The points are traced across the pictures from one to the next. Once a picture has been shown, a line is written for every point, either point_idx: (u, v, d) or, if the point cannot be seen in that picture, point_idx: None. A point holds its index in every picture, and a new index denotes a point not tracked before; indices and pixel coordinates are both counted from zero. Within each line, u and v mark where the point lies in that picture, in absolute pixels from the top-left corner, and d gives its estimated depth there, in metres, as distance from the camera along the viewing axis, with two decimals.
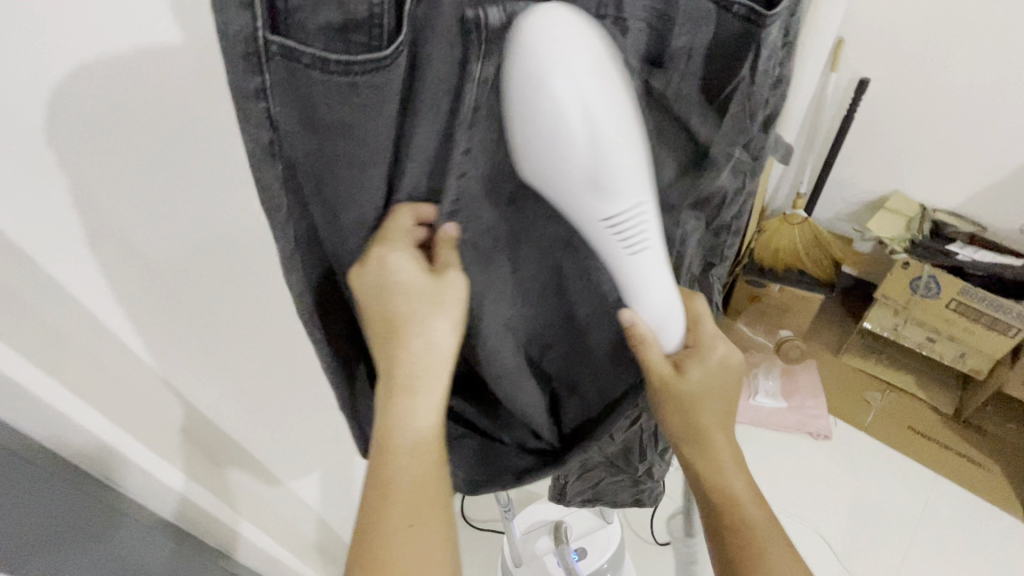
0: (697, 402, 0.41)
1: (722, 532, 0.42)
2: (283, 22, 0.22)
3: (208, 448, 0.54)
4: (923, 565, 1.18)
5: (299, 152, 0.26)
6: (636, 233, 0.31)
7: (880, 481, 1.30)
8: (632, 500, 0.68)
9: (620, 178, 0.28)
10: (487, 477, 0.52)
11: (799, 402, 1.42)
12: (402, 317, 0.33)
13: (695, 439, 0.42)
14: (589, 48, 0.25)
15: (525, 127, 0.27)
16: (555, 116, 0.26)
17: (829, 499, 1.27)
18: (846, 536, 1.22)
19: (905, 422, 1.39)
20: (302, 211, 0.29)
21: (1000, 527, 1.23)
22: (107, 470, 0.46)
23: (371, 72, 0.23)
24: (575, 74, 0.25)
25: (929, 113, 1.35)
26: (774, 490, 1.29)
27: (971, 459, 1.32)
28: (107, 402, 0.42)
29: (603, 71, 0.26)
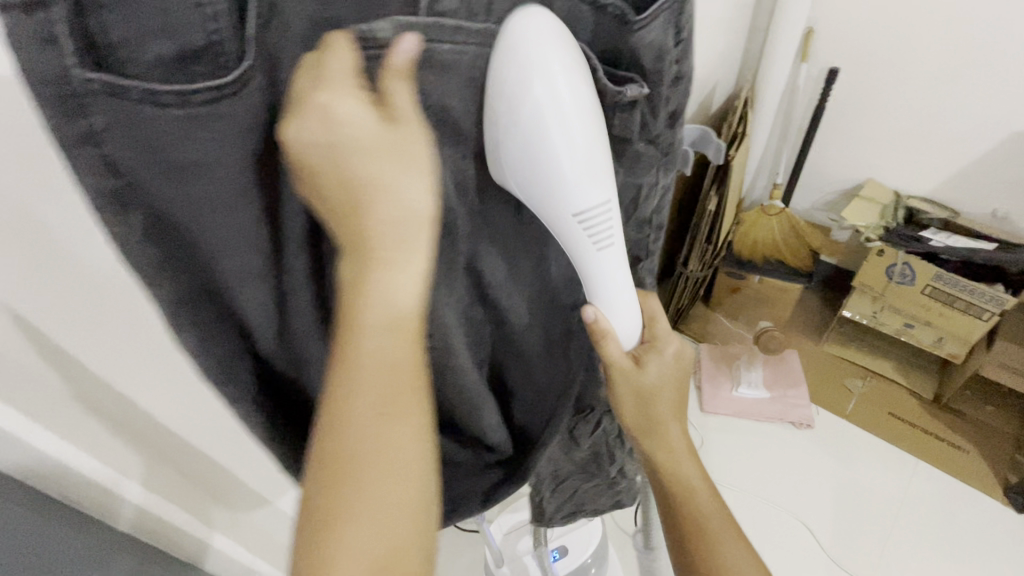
0: (654, 392, 0.43)
1: (674, 509, 0.49)
2: (104, 55, 0.18)
3: (185, 471, 0.53)
4: (907, 549, 1.19)
5: (169, 203, 0.22)
6: (603, 229, 0.33)
7: (861, 468, 1.31)
8: (613, 503, 0.70)
9: (588, 175, 0.30)
10: (452, 507, 0.51)
11: (781, 392, 1.43)
12: (351, 333, 0.27)
13: (652, 430, 0.46)
14: (562, 49, 0.27)
15: (502, 130, 0.28)
16: (533, 116, 0.28)
17: (813, 488, 1.28)
18: (831, 524, 1.23)
19: (885, 408, 1.40)
20: (193, 272, 0.24)
21: (981, 509, 1.24)
22: (99, 505, 0.45)
23: (218, 100, 0.20)
24: (554, 73, 0.27)
25: (899, 99, 1.36)
26: (759, 480, 1.30)
27: (952, 442, 1.33)
28: (84, 437, 0.41)
29: (575, 71, 0.28)
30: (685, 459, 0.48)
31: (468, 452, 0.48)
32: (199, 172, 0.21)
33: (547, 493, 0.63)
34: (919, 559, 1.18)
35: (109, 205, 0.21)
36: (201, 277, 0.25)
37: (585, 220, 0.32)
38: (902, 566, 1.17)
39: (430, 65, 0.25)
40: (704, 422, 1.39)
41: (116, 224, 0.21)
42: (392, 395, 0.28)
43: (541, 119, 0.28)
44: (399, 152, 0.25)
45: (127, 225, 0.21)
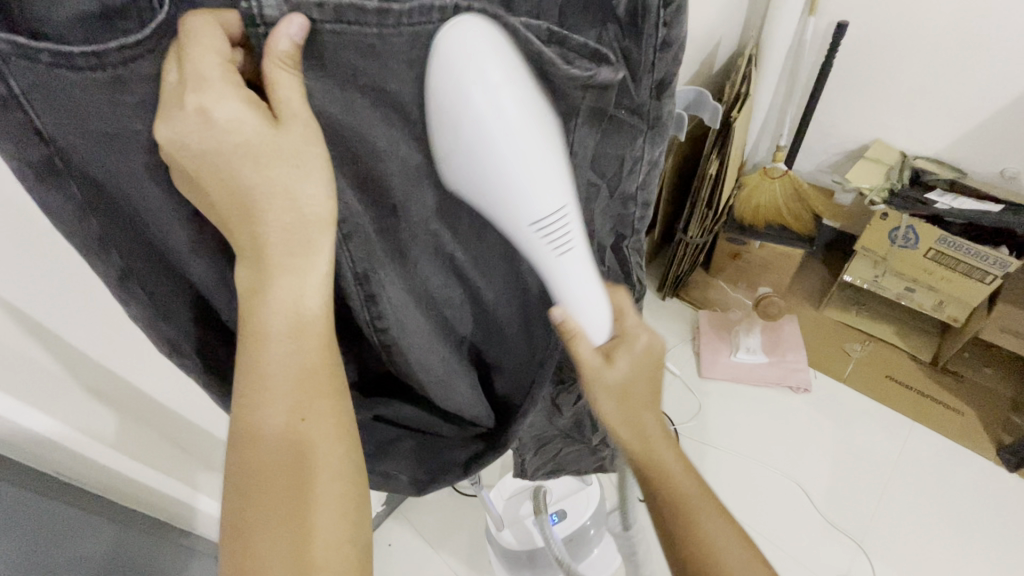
0: (623, 386, 0.44)
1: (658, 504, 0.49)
2: (19, 19, 0.21)
3: (143, 421, 0.58)
4: (898, 508, 1.21)
5: (96, 168, 0.26)
6: (561, 237, 0.33)
7: (857, 430, 1.33)
8: (594, 466, 0.72)
9: (542, 186, 0.30)
10: (435, 474, 0.54)
11: (780, 357, 1.43)
12: (263, 327, 0.31)
13: (628, 421, 0.46)
14: (499, 56, 0.27)
15: (446, 135, 0.29)
16: (476, 125, 0.28)
17: (808, 450, 1.30)
18: (824, 486, 1.25)
19: (883, 371, 1.41)
20: (130, 236, 0.29)
21: (975, 469, 1.25)
22: (36, 455, 0.50)
23: (132, 61, 0.23)
24: (489, 82, 0.27)
25: (909, 55, 1.31)
26: (755, 443, 1.32)
27: (949, 405, 1.34)
28: (27, 390, 0.45)
29: (514, 78, 0.28)
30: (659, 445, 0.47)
31: (451, 427, 0.51)
32: (119, 140, 0.25)
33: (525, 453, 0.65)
34: (910, 519, 1.20)
35: (40, 173, 0.24)
36: (143, 242, 0.29)
37: (542, 232, 0.33)
38: (893, 525, 1.19)
39: (366, 52, 0.26)
40: (701, 389, 1.41)
41: (47, 191, 0.25)
42: (311, 392, 0.33)
43: (483, 133, 0.28)
44: (288, 152, 0.27)
45: (62, 191, 0.25)
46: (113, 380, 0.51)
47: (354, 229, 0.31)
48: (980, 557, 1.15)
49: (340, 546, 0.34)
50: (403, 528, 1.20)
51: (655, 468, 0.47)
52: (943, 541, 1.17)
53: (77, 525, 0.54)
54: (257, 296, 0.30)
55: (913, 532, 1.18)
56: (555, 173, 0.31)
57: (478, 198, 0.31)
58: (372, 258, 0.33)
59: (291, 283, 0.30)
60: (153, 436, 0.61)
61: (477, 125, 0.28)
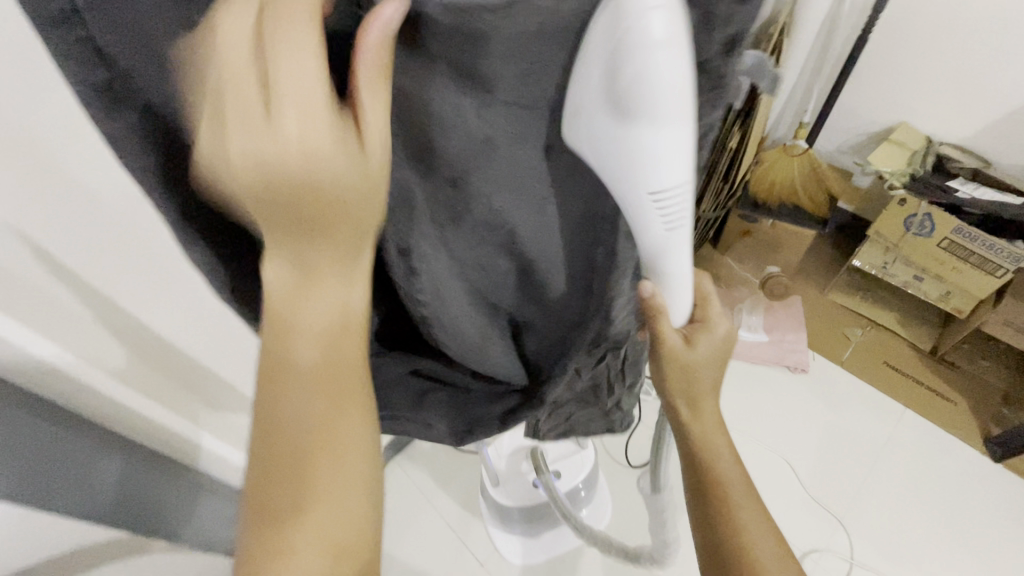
0: (697, 368, 0.45)
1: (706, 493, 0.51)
2: None
3: (146, 354, 0.59)
4: (880, 489, 1.25)
5: (156, 94, 0.25)
6: (676, 211, 0.31)
7: (850, 412, 1.35)
8: (604, 428, 0.72)
9: (670, 159, 0.28)
10: (470, 426, 0.54)
11: (781, 336, 1.44)
12: (279, 305, 0.30)
13: (693, 404, 0.48)
14: (668, 19, 0.24)
15: (585, 85, 0.26)
16: (626, 92, 0.25)
17: (799, 428, 1.33)
18: (811, 462, 1.28)
19: (880, 356, 1.42)
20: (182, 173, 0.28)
21: (961, 456, 1.28)
22: (44, 384, 0.50)
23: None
24: (649, 38, 0.24)
25: (949, 34, 1.25)
26: (748, 418, 1.34)
27: (943, 394, 1.36)
28: (37, 316, 0.46)
29: (675, 39, 0.24)
30: (716, 437, 0.49)
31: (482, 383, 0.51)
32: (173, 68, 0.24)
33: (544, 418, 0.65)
34: (891, 500, 1.24)
35: (100, 94, 0.24)
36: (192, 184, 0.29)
37: (660, 202, 0.30)
38: (872, 504, 1.23)
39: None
40: None
41: (114, 114, 0.24)
42: (325, 377, 0.31)
43: (644, 101, 0.26)
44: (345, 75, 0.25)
45: (122, 118, 0.25)
46: (111, 305, 0.51)
47: (403, 201, 0.32)
48: (953, 540, 1.19)
49: (345, 520, 0.33)
50: (400, 476, 1.23)
51: (710, 458, 0.50)
52: (921, 522, 1.21)
53: (102, 457, 0.56)
54: (304, 282, 0.30)
55: (893, 511, 1.22)
56: (686, 143, 0.28)
57: (609, 171, 0.30)
58: (412, 226, 0.33)
59: (324, 260, 0.29)
60: (155, 370, 0.61)
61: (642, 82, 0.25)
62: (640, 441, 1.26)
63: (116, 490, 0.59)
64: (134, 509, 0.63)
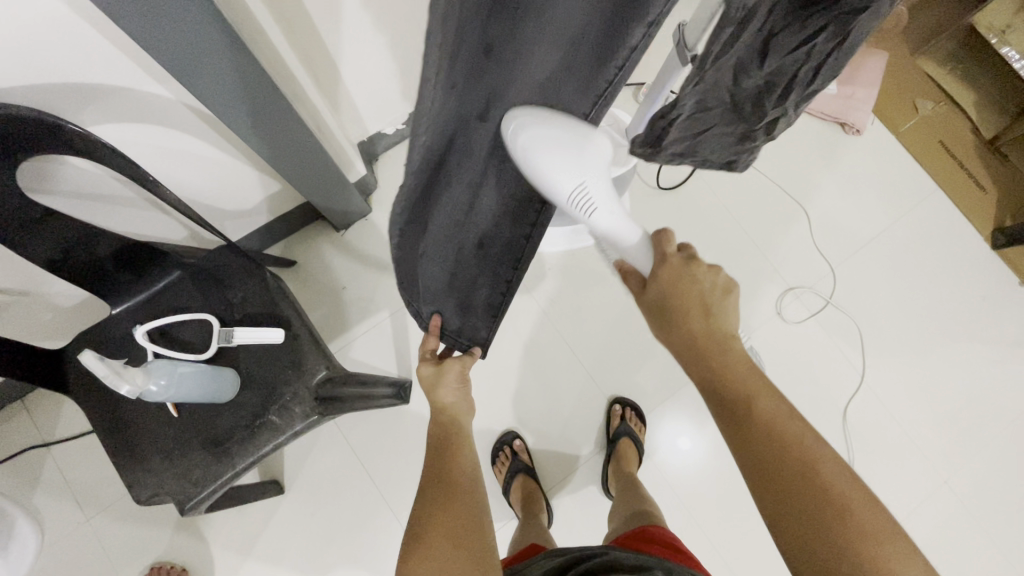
0: (681, 286, 0.58)
1: (741, 417, 0.52)
2: None
3: None
4: (878, 252, 1.29)
5: None
6: (580, 198, 0.56)
7: (865, 198, 1.32)
8: (724, 162, 0.64)
9: (550, 174, 0.52)
10: (704, 130, 0.58)
11: (849, 93, 1.32)
12: None
13: (701, 347, 0.56)
14: (521, 131, 0.49)
15: (521, 156, 0.50)
16: (524, 159, 0.51)
17: (811, 193, 1.32)
18: (806, 231, 1.29)
19: (938, 135, 1.31)
20: None
21: (961, 247, 1.29)
22: None
23: None
24: (517, 131, 0.49)
25: None
26: (765, 171, 1.32)
27: (976, 182, 1.30)
28: None
29: (537, 121, 0.49)
30: (739, 368, 0.54)
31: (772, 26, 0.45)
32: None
33: (672, 154, 0.60)
34: (879, 270, 1.28)
35: None
36: None
37: (569, 199, 0.56)
38: (867, 263, 1.28)
39: None
40: None
41: None
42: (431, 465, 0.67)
43: (530, 165, 0.51)
44: None
45: None
46: None
47: None
48: (925, 311, 1.26)
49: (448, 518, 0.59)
50: None
51: (718, 371, 0.54)
52: (884, 304, 1.26)
53: None
54: None
55: (869, 289, 1.27)
56: (564, 168, 0.53)
57: (540, 184, 0.54)
58: None
59: None
60: None
61: (529, 154, 0.50)
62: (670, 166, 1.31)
63: (166, 34, 0.53)
64: (165, 57, 0.55)
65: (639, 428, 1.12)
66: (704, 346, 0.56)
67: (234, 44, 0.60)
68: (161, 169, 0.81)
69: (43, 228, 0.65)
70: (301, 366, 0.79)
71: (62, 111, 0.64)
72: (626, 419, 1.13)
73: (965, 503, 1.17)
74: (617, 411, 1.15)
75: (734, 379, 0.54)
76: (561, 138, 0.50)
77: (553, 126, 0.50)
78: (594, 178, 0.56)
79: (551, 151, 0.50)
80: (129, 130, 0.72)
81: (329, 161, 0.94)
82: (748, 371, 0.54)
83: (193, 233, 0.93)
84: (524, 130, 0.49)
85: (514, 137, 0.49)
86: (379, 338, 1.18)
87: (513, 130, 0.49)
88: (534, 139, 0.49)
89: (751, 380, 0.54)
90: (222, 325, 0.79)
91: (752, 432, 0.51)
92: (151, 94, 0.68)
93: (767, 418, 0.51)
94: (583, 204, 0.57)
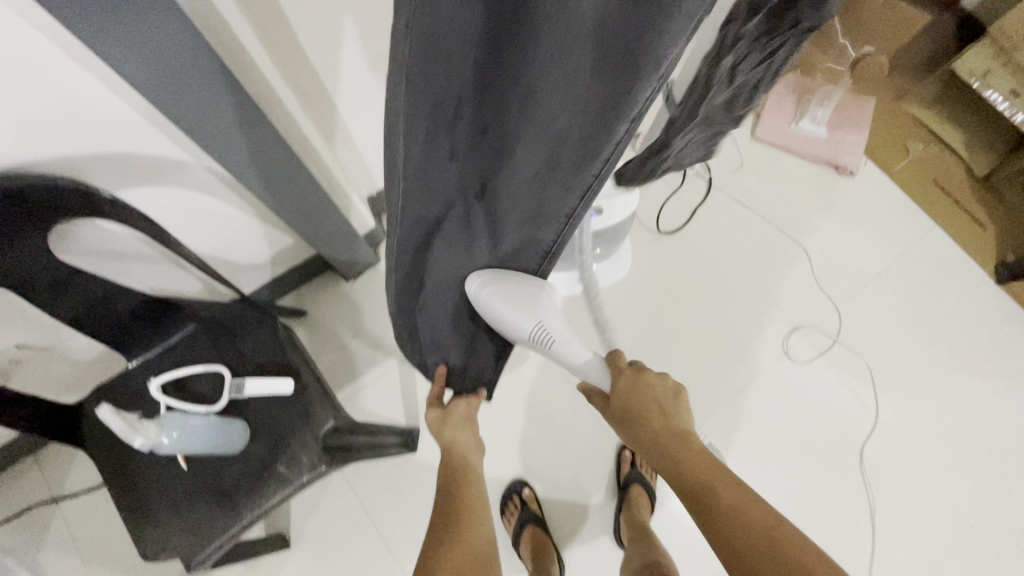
0: (638, 387, 0.65)
1: (704, 503, 0.55)
2: None
3: None
4: (882, 290, 1.29)
5: None
6: (541, 332, 0.65)
7: (865, 237, 1.34)
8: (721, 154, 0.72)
9: (508, 318, 0.63)
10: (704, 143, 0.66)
11: (840, 137, 1.37)
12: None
13: (664, 443, 0.60)
14: (480, 288, 0.63)
15: (484, 302, 0.63)
16: (487, 303, 0.63)
17: (810, 233, 1.34)
18: (808, 270, 1.31)
19: (931, 175, 1.34)
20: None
21: (966, 283, 1.30)
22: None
23: None
24: (480, 288, 0.63)
25: None
26: (762, 213, 1.35)
27: (974, 219, 1.31)
28: None
29: (491, 281, 0.63)
30: (698, 457, 0.58)
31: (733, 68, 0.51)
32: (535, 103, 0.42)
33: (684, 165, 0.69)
34: (885, 307, 1.28)
35: None
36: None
37: (532, 335, 0.65)
38: (872, 301, 1.29)
39: None
40: (746, 146, 1.41)
41: None
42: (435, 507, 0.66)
43: (493, 309, 0.63)
44: None
45: None
46: None
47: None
48: (935, 348, 1.25)
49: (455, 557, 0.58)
50: None
51: (678, 463, 0.58)
52: (893, 341, 1.26)
53: (192, 66, 0.55)
54: None
55: (877, 326, 1.27)
56: (520, 312, 0.63)
57: (503, 328, 0.66)
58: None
59: None
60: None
61: (488, 305, 0.63)
62: (670, 211, 1.35)
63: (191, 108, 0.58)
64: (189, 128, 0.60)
65: (648, 472, 1.10)
66: (666, 444, 0.60)
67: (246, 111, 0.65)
68: (181, 228, 0.86)
69: (69, 287, 0.68)
70: (310, 417, 0.80)
71: (93, 179, 0.69)
72: (637, 465, 1.12)
73: (998, 549, 1.12)
74: (626, 456, 1.14)
75: (688, 471, 0.58)
76: (513, 293, 0.63)
77: (506, 283, 0.63)
78: (552, 318, 0.65)
79: (505, 301, 0.62)
80: (154, 194, 0.76)
81: (337, 217, 0.98)
82: (704, 463, 0.58)
83: (209, 287, 0.97)
84: (484, 288, 0.63)
85: (478, 294, 0.63)
86: (387, 387, 1.19)
87: (477, 286, 0.63)
88: (490, 294, 0.63)
89: (708, 466, 0.57)
90: (233, 376, 0.81)
91: (716, 518, 0.53)
92: (175, 161, 0.73)
93: (727, 500, 0.54)
94: (546, 339, 0.65)
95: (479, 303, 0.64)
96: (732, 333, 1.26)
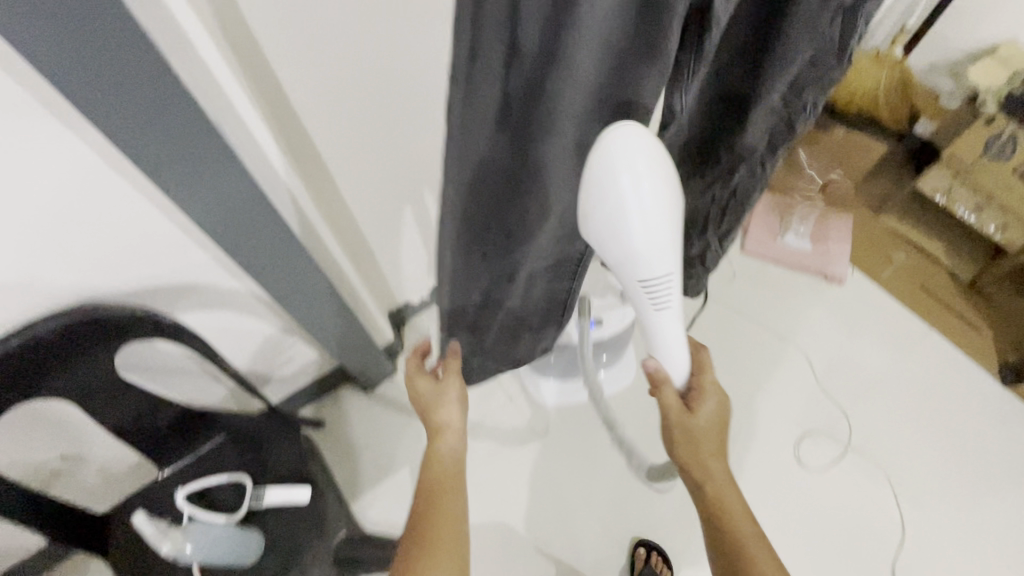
0: (704, 427, 0.66)
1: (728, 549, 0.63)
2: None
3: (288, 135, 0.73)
4: (889, 394, 1.31)
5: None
6: (659, 286, 0.55)
7: (868, 340, 1.38)
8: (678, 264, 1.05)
9: (637, 237, 0.51)
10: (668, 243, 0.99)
11: (825, 249, 1.47)
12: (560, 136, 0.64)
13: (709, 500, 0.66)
14: (622, 170, 0.47)
15: (610, 196, 0.49)
16: (620, 198, 0.49)
17: (810, 338, 1.39)
18: (812, 375, 1.34)
19: (919, 281, 1.42)
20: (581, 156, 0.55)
21: (976, 385, 1.31)
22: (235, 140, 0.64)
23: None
24: (620, 172, 0.47)
25: None
26: (762, 321, 1.42)
27: (968, 320, 1.37)
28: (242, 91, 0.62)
29: (648, 165, 0.48)
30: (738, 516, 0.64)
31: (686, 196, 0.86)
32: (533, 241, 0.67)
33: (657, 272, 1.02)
34: (896, 411, 1.29)
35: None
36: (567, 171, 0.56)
37: (646, 280, 0.54)
38: (881, 405, 1.30)
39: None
40: (737, 260, 1.50)
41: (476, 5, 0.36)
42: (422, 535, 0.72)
43: (625, 206, 0.49)
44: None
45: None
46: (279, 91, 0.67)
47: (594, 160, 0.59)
48: (955, 453, 1.24)
49: None
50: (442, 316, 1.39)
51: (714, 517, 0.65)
52: (911, 447, 1.25)
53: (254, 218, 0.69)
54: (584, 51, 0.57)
55: (892, 431, 1.26)
56: (653, 238, 0.51)
57: (617, 248, 0.52)
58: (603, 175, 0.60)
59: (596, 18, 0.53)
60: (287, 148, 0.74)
61: (622, 199, 0.48)
62: None
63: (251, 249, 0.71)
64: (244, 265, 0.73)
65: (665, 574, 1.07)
66: (708, 499, 0.66)
67: (293, 248, 0.78)
68: (223, 345, 0.96)
69: (124, 399, 0.77)
70: (323, 526, 0.84)
71: (157, 304, 0.80)
72: (652, 564, 1.08)
73: None
74: (641, 552, 1.11)
75: (727, 523, 0.64)
76: (657, 198, 0.49)
77: (655, 181, 0.49)
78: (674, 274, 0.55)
79: (648, 207, 0.49)
80: (204, 316, 0.87)
81: (364, 330, 1.09)
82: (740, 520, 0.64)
83: (239, 399, 1.04)
84: (622, 175, 0.48)
85: (610, 184, 0.48)
86: (399, 497, 1.20)
87: (603, 171, 0.48)
88: (632, 184, 0.48)
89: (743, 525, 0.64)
90: (254, 486, 0.86)
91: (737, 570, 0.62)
92: (228, 288, 0.85)
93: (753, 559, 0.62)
94: (660, 299, 0.56)
95: (611, 190, 0.48)
96: (743, 440, 1.26)
